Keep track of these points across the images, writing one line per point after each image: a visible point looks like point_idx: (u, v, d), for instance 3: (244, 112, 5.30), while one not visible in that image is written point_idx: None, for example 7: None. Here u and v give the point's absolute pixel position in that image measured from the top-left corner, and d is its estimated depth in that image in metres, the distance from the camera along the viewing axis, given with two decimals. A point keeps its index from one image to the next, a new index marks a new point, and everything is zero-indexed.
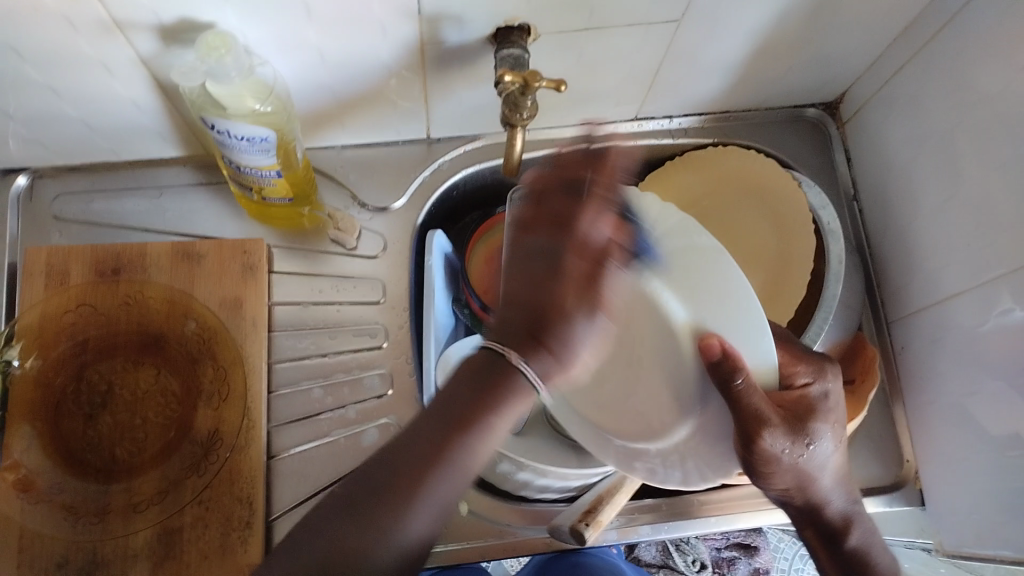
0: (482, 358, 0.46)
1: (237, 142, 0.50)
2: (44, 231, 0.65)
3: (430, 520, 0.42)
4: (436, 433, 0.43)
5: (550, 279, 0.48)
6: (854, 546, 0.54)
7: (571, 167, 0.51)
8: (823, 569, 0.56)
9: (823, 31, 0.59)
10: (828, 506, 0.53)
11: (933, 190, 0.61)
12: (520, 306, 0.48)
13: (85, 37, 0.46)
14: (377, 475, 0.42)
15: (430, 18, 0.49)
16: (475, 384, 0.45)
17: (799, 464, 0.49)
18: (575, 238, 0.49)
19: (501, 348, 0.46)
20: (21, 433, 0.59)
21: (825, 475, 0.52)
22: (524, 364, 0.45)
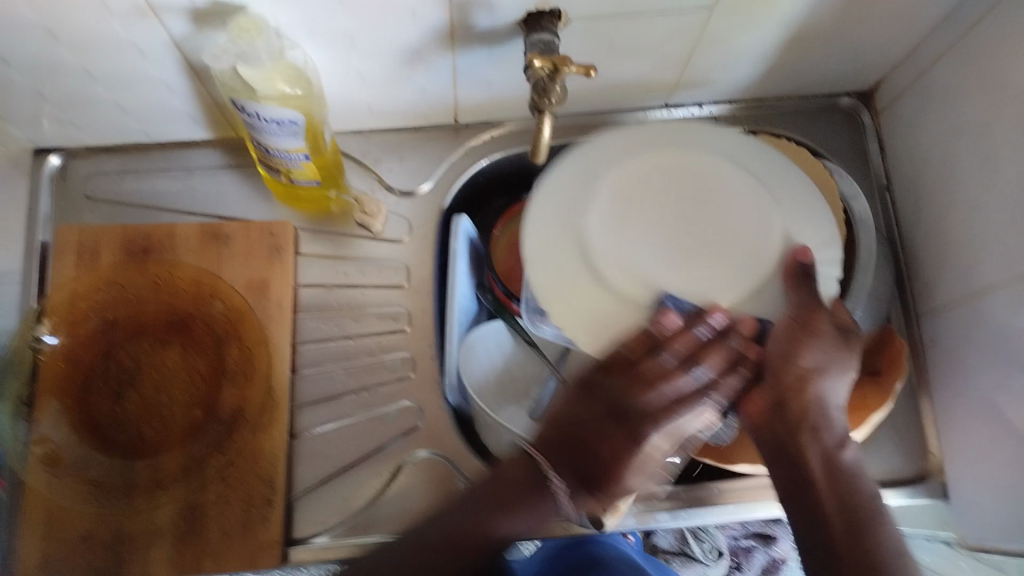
0: (523, 470, 0.56)
1: (265, 125, 0.51)
2: (74, 210, 0.66)
3: (510, 527, 0.56)
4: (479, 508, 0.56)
5: (619, 431, 0.53)
6: (849, 468, 0.52)
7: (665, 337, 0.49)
8: (824, 518, 0.51)
9: (858, 19, 0.58)
10: (829, 418, 0.52)
11: (967, 183, 0.60)
12: (580, 434, 0.54)
13: (119, 20, 0.46)
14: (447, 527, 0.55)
15: (461, 3, 0.48)
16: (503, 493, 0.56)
17: (832, 347, 0.50)
18: (651, 379, 0.50)
19: (543, 467, 0.55)
20: (49, 408, 0.60)
21: (839, 384, 0.52)
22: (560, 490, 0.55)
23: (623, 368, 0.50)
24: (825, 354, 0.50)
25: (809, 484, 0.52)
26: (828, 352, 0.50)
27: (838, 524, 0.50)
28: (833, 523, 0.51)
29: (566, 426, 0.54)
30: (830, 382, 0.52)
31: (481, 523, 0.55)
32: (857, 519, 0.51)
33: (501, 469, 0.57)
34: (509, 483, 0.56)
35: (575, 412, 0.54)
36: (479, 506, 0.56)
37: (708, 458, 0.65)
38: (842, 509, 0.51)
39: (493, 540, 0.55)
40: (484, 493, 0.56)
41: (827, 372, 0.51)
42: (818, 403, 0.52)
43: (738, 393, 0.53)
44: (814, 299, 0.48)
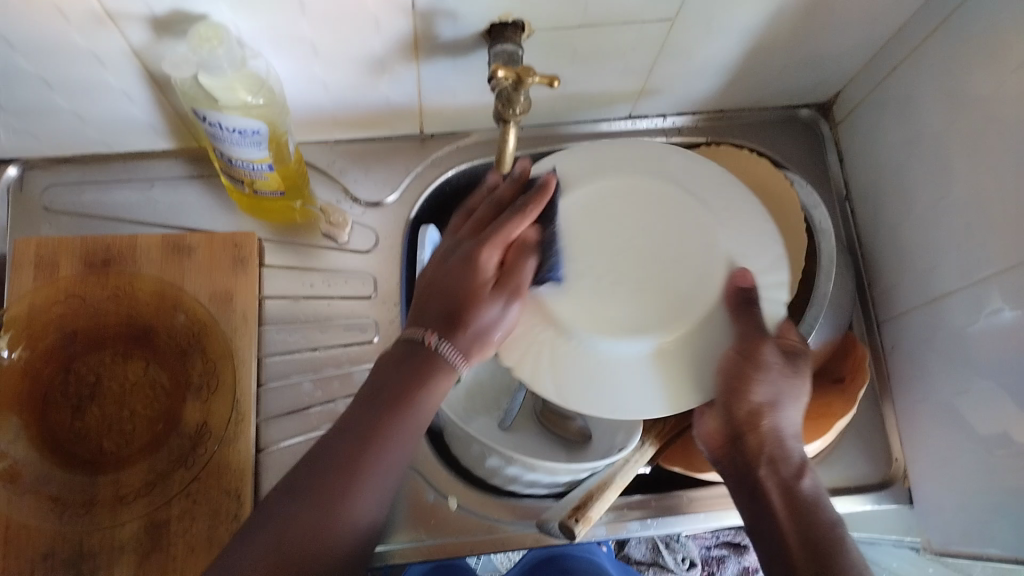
0: (399, 351, 0.50)
1: (228, 135, 0.50)
2: (33, 223, 0.65)
3: (376, 500, 0.49)
4: (360, 434, 0.48)
5: (466, 265, 0.50)
6: (809, 496, 0.50)
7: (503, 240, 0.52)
8: (788, 550, 0.48)
9: (816, 32, 0.60)
10: (786, 447, 0.51)
11: (925, 192, 0.61)
12: (442, 303, 0.50)
13: (76, 28, 0.46)
14: (318, 474, 0.47)
15: (423, 13, 0.49)
16: (399, 370, 0.50)
17: (783, 376, 0.50)
18: (505, 233, 0.51)
19: (421, 337, 0.50)
20: (7, 424, 0.59)
21: (795, 413, 0.52)
22: (442, 346, 0.49)
23: (470, 238, 0.52)
24: (774, 382, 0.50)
25: (768, 513, 0.50)
26: (778, 377, 0.50)
27: (799, 552, 0.47)
28: (794, 552, 0.47)
29: (440, 284, 0.50)
30: (786, 412, 0.51)
31: (327, 496, 0.47)
32: (817, 547, 0.47)
33: (378, 381, 0.50)
34: (391, 366, 0.50)
35: (432, 276, 0.52)
36: (333, 470, 0.47)
37: (677, 467, 0.65)
38: (803, 537, 0.48)
39: (346, 526, 0.47)
40: (361, 427, 0.49)
41: (778, 402, 0.51)
42: (774, 432, 0.51)
43: (698, 423, 0.54)
44: (756, 329, 0.50)
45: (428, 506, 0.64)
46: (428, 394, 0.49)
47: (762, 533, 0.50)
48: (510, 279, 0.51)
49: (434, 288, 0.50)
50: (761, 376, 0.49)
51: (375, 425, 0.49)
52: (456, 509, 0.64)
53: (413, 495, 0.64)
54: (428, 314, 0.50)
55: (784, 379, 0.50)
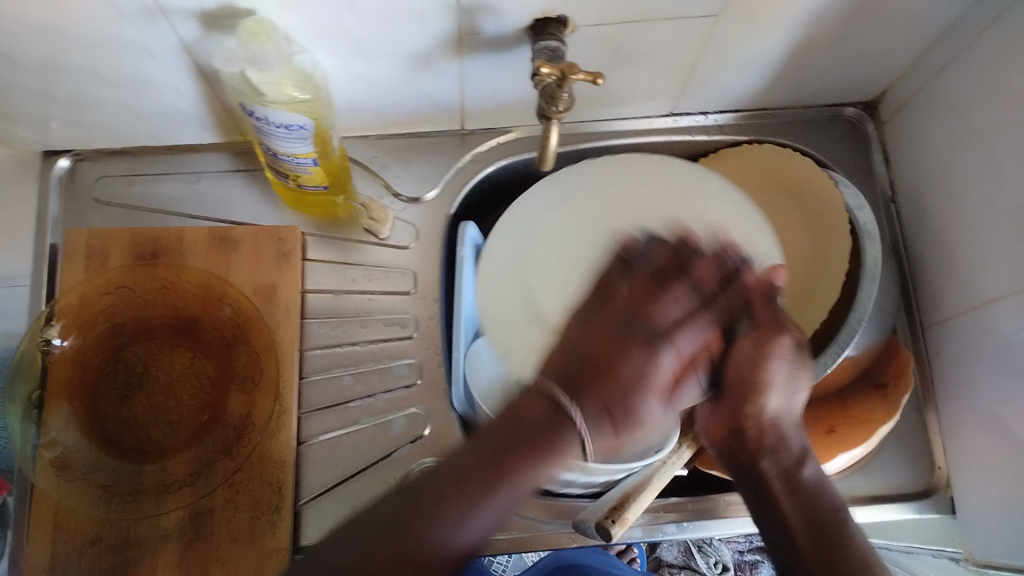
0: (539, 402, 0.45)
1: (274, 129, 0.51)
2: (84, 213, 0.67)
3: (485, 527, 0.42)
4: (482, 463, 0.43)
5: (644, 345, 0.48)
6: (811, 481, 0.50)
7: (621, 303, 0.51)
8: (793, 535, 0.48)
9: (863, 28, 0.59)
10: (788, 438, 0.52)
11: (973, 194, 0.60)
12: (585, 348, 0.48)
13: (129, 21, 0.47)
14: (433, 484, 0.43)
15: (467, 9, 0.49)
16: (520, 427, 0.44)
17: (790, 372, 0.52)
18: (635, 327, 0.49)
19: (558, 396, 0.45)
20: (59, 411, 0.61)
21: (795, 404, 0.53)
22: (580, 422, 0.45)
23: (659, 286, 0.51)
24: (783, 372, 0.51)
25: (773, 501, 0.50)
26: (787, 366, 0.52)
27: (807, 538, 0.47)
28: (802, 537, 0.48)
29: (574, 354, 0.48)
30: (788, 403, 0.53)
31: (455, 488, 0.42)
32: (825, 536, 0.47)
33: (518, 404, 0.45)
34: (526, 426, 0.44)
35: (580, 342, 0.49)
36: (452, 485, 0.42)
37: (714, 469, 0.65)
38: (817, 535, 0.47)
39: (447, 551, 0.41)
40: (494, 447, 0.44)
41: (786, 395, 0.52)
42: (775, 425, 0.52)
43: (702, 418, 0.55)
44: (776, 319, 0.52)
45: None
46: (522, 469, 0.43)
47: (762, 518, 0.50)
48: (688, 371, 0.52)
49: (582, 350, 0.48)
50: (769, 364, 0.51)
51: (504, 460, 0.43)
52: None
53: None
54: (564, 364, 0.47)
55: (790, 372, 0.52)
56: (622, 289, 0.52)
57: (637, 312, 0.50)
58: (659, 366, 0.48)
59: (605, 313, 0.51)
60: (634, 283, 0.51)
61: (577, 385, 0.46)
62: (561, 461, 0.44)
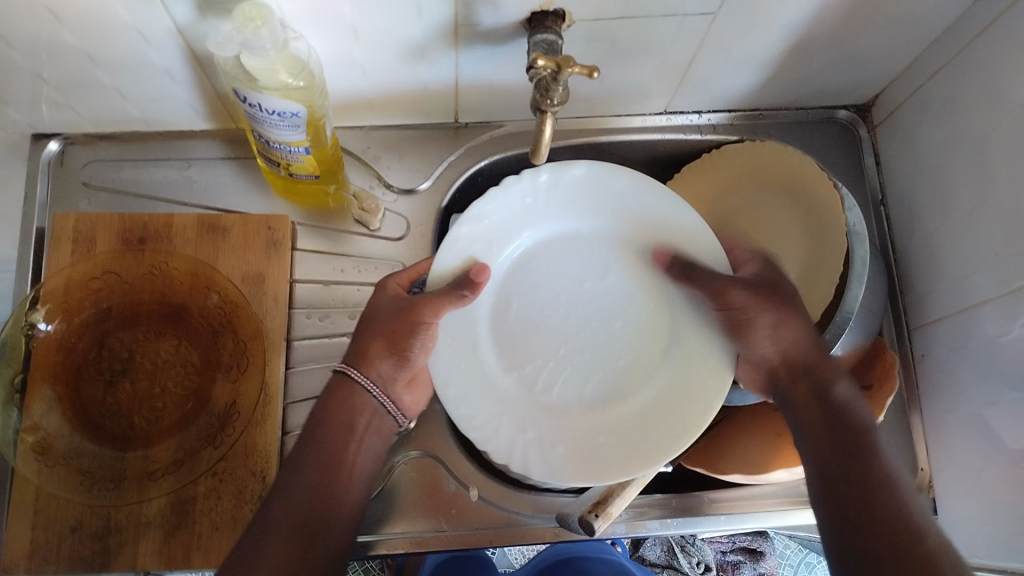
0: (340, 389, 0.57)
1: (267, 116, 0.51)
2: (73, 197, 0.66)
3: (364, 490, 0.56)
4: (329, 456, 0.55)
5: (398, 342, 0.56)
6: (839, 400, 0.55)
7: (416, 310, 0.55)
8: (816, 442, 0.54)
9: (859, 30, 0.59)
10: (808, 357, 0.56)
11: (963, 199, 0.60)
12: (369, 335, 0.57)
13: (122, 4, 0.47)
14: (299, 467, 0.54)
15: (465, 0, 0.49)
16: (335, 410, 0.57)
17: (774, 302, 0.57)
18: (422, 317, 0.55)
19: (355, 374, 0.57)
20: (41, 396, 0.60)
21: (796, 332, 0.57)
22: (371, 386, 0.57)
23: (385, 314, 0.57)
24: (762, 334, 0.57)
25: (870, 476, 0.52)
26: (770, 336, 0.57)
27: (832, 453, 0.52)
28: (824, 451, 0.53)
29: (364, 340, 0.57)
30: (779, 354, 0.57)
31: (325, 460, 0.55)
32: (849, 445, 0.52)
33: (327, 402, 0.57)
34: (333, 416, 0.57)
35: (372, 327, 0.57)
36: (294, 469, 0.54)
37: (699, 466, 0.66)
38: (825, 424, 0.54)
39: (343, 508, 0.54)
40: (328, 438, 0.55)
41: (779, 325, 0.57)
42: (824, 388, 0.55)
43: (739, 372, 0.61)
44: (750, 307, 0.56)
45: (450, 494, 0.64)
46: (356, 416, 0.57)
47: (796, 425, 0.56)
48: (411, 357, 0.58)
49: (373, 314, 0.57)
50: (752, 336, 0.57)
51: (333, 445, 0.55)
52: (478, 500, 0.64)
53: (434, 487, 0.64)
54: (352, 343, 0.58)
55: (779, 319, 0.57)
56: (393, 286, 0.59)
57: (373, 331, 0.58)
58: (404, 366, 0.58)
59: (368, 315, 0.58)
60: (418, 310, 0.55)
61: (354, 348, 0.58)
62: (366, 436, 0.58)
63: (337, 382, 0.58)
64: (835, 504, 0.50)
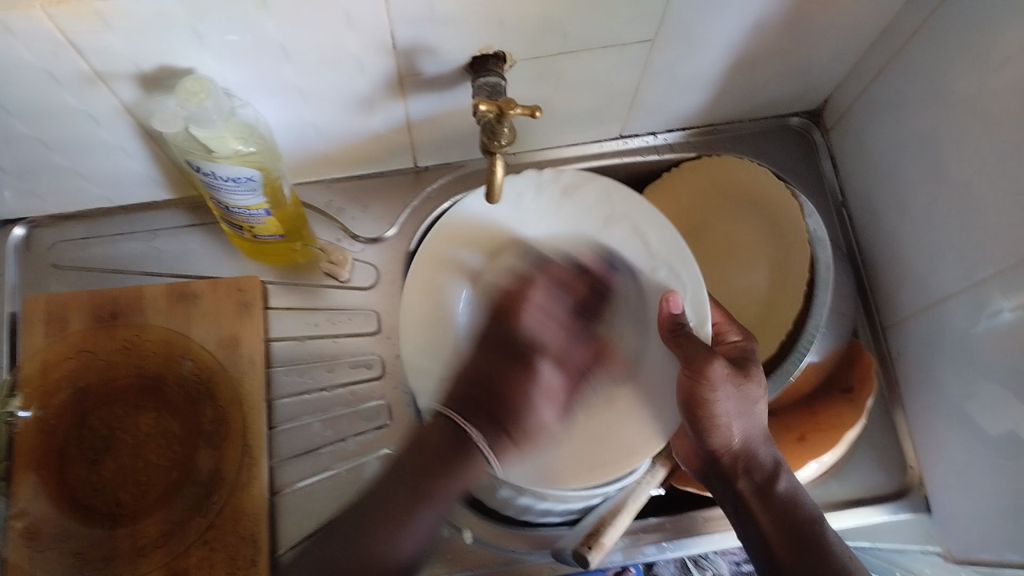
0: (437, 431, 0.57)
1: (223, 183, 0.51)
2: (42, 279, 0.66)
3: (419, 539, 0.55)
4: (406, 492, 0.55)
5: (509, 377, 0.61)
6: (784, 494, 0.55)
7: (553, 332, 0.64)
8: (771, 546, 0.54)
9: (799, 41, 0.60)
10: (759, 453, 0.56)
11: (919, 196, 0.61)
12: (485, 382, 0.59)
13: (69, 91, 0.47)
14: (340, 545, 0.54)
15: (405, 52, 0.50)
16: (439, 462, 0.55)
17: (738, 391, 0.53)
18: (570, 348, 0.64)
19: (458, 420, 0.56)
20: (26, 483, 0.60)
21: (755, 418, 0.54)
22: (488, 450, 0.56)
23: (489, 344, 0.62)
24: (731, 398, 0.53)
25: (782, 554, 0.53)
26: (734, 401, 0.53)
27: (790, 557, 0.53)
28: (782, 554, 0.53)
29: (473, 378, 0.60)
30: (751, 418, 0.54)
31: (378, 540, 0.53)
32: (806, 546, 0.52)
33: (423, 436, 0.57)
34: (429, 451, 0.56)
35: (479, 364, 0.60)
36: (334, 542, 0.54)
37: (690, 486, 0.66)
38: (773, 522, 0.54)
39: (389, 558, 0.53)
40: (409, 474, 0.55)
41: (743, 417, 0.54)
42: (746, 448, 0.55)
43: (674, 444, 0.59)
44: (710, 349, 0.53)
45: (442, 543, 0.64)
46: (456, 479, 0.55)
47: (745, 526, 0.56)
48: (578, 363, 0.63)
49: (498, 384, 0.60)
50: (714, 402, 0.52)
51: (405, 513, 0.55)
52: (472, 543, 0.64)
53: None
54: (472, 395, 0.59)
55: (737, 408, 0.53)
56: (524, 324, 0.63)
57: (503, 382, 0.60)
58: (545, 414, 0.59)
59: (490, 382, 0.60)
60: (506, 363, 0.61)
61: (456, 393, 0.59)
62: (462, 479, 0.55)
63: (434, 422, 0.57)
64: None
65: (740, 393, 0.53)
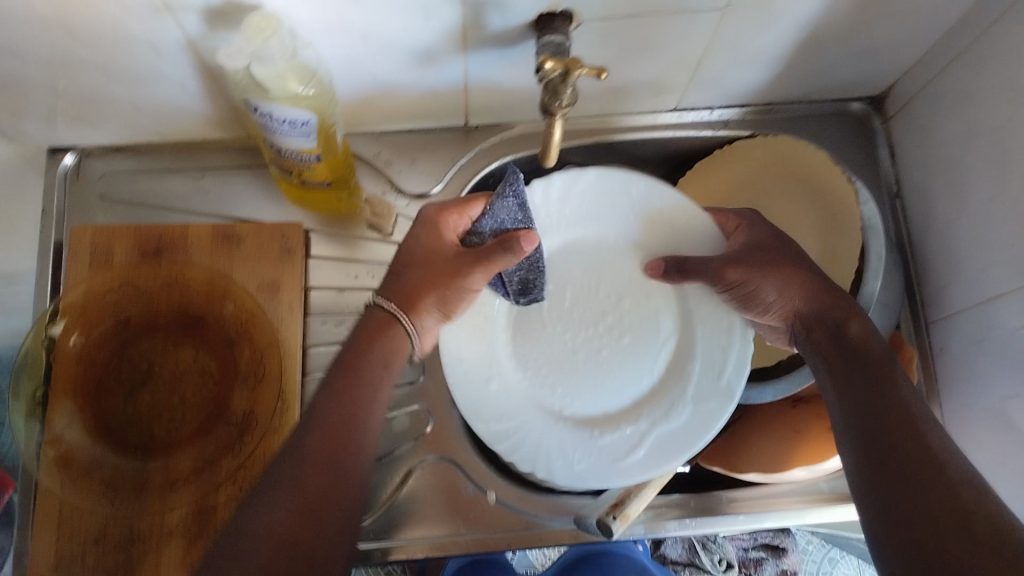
0: (375, 335, 0.54)
1: (278, 125, 0.51)
2: (88, 209, 0.67)
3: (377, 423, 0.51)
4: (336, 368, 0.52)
5: (433, 268, 0.56)
6: (855, 339, 0.52)
7: (451, 263, 0.56)
8: (843, 397, 0.51)
9: (871, 23, 0.59)
10: (823, 307, 0.54)
11: (980, 190, 0.60)
12: (409, 270, 0.56)
13: (133, 18, 0.47)
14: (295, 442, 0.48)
15: (473, 4, 0.49)
16: (363, 355, 0.53)
17: (775, 264, 0.55)
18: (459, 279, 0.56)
19: (395, 314, 0.55)
20: (62, 409, 0.60)
21: (813, 285, 0.55)
22: (411, 330, 0.55)
23: (416, 246, 0.57)
24: (771, 270, 0.55)
25: (854, 398, 0.50)
26: (775, 280, 0.55)
27: (857, 390, 0.50)
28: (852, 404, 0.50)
29: (398, 265, 0.57)
30: (802, 285, 0.55)
31: (344, 409, 0.49)
32: (870, 375, 0.50)
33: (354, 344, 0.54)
34: (361, 353, 0.53)
35: (408, 240, 0.58)
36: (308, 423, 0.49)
37: (717, 467, 0.65)
38: (847, 374, 0.51)
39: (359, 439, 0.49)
40: (348, 361, 0.52)
41: (787, 280, 0.55)
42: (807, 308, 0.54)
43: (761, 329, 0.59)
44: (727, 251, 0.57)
45: (467, 500, 0.64)
46: (382, 360, 0.53)
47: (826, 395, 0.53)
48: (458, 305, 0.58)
49: (408, 257, 0.57)
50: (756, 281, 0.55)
51: (363, 369, 0.52)
52: (496, 504, 0.64)
53: (452, 492, 0.64)
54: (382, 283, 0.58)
55: (774, 260, 0.55)
56: (426, 221, 0.57)
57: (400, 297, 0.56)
58: (449, 296, 0.56)
59: (397, 261, 0.58)
60: (440, 257, 0.56)
61: (396, 286, 0.56)
62: (397, 366, 0.54)
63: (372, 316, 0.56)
64: (862, 439, 0.48)
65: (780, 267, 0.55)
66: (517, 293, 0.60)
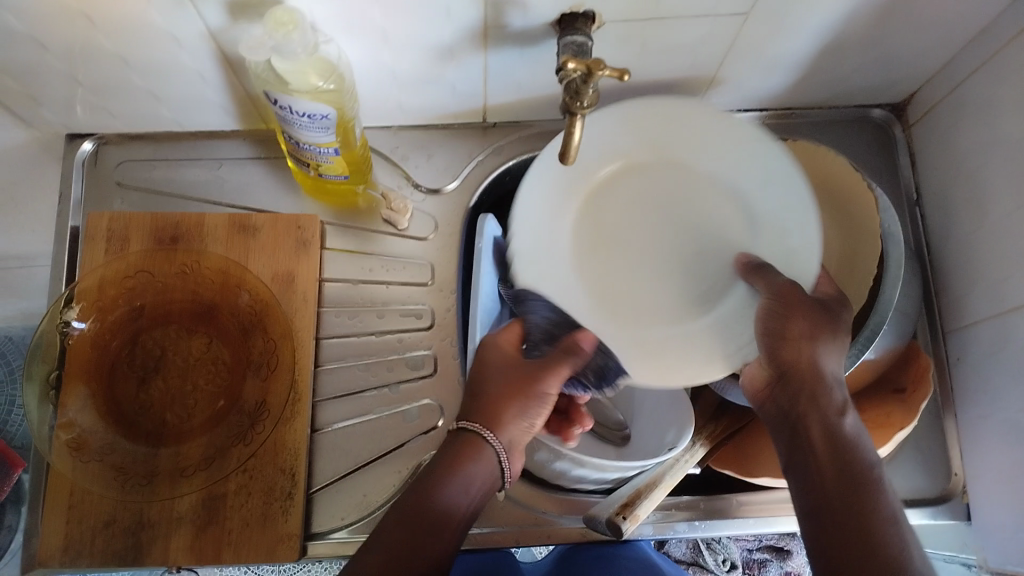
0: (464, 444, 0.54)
1: (297, 118, 0.51)
2: (106, 196, 0.67)
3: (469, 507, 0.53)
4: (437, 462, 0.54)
5: (520, 376, 0.57)
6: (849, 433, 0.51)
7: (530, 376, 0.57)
8: (818, 483, 0.49)
9: (896, 31, 0.58)
10: (830, 387, 0.52)
11: (1000, 202, 0.59)
12: (487, 383, 0.56)
13: (155, 8, 0.47)
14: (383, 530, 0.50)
15: (495, 3, 0.49)
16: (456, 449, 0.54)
17: (813, 329, 0.53)
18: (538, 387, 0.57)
19: (484, 431, 0.54)
20: (75, 393, 0.61)
21: (833, 360, 0.52)
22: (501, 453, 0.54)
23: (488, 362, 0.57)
24: (807, 331, 0.53)
25: (826, 491, 0.49)
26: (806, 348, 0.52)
27: (831, 491, 0.49)
28: (828, 492, 0.49)
29: (474, 386, 0.57)
30: (827, 355, 0.52)
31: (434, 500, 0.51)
32: (852, 483, 0.49)
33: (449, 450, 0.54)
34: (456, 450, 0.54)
35: (480, 359, 0.58)
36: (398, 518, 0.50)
37: (728, 470, 0.65)
38: (831, 461, 0.50)
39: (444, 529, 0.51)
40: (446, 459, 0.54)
41: (813, 345, 0.52)
42: (817, 378, 0.52)
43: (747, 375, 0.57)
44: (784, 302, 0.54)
45: None
46: (475, 469, 0.54)
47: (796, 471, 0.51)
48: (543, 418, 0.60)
49: (483, 373, 0.57)
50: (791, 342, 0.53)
51: (460, 460, 0.54)
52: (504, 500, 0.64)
53: None
54: (462, 405, 0.57)
55: (815, 331, 0.53)
56: (502, 341, 0.58)
57: (489, 414, 0.55)
58: (529, 424, 0.56)
59: (475, 376, 0.57)
60: (523, 371, 0.57)
61: (477, 405, 0.56)
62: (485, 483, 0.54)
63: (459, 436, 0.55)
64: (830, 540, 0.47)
65: (813, 333, 0.53)
66: (596, 380, 0.60)
